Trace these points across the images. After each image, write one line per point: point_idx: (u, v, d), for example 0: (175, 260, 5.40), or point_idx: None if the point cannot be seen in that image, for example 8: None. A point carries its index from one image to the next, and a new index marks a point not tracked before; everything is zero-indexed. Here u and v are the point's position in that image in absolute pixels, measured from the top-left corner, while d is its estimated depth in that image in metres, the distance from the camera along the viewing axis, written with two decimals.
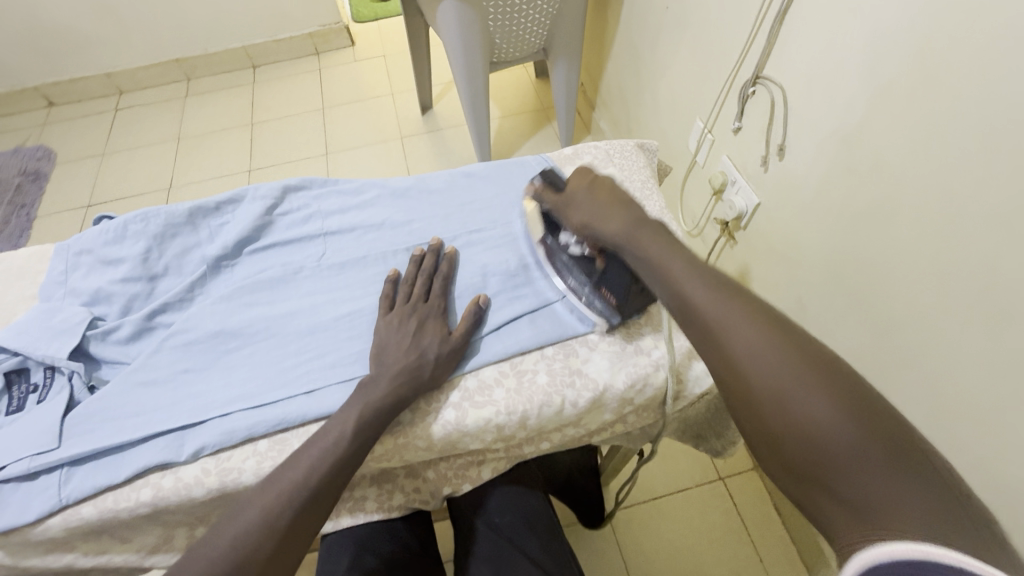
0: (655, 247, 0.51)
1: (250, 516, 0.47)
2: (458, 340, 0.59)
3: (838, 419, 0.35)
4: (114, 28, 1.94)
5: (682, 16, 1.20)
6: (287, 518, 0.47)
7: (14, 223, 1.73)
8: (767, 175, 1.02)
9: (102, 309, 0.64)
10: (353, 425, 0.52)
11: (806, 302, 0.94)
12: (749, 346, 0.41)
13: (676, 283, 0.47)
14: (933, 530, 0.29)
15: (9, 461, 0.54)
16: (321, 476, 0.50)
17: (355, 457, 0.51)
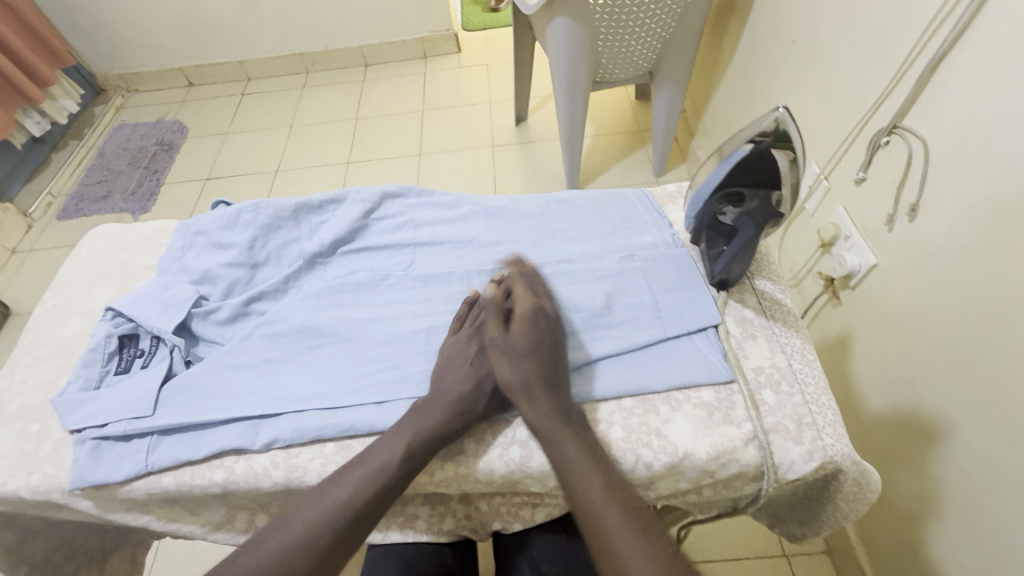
0: (556, 426, 0.52)
1: (299, 525, 0.48)
2: (518, 376, 0.58)
3: None
4: (253, 21, 2.13)
5: (811, 51, 1.11)
6: (332, 532, 0.48)
7: (145, 187, 1.94)
8: (891, 236, 0.90)
9: (208, 289, 0.68)
10: (402, 453, 0.51)
11: (920, 385, 0.83)
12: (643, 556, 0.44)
13: (578, 476, 0.49)
14: None
15: (110, 420, 0.58)
16: (366, 499, 0.49)
17: (404, 476, 0.51)
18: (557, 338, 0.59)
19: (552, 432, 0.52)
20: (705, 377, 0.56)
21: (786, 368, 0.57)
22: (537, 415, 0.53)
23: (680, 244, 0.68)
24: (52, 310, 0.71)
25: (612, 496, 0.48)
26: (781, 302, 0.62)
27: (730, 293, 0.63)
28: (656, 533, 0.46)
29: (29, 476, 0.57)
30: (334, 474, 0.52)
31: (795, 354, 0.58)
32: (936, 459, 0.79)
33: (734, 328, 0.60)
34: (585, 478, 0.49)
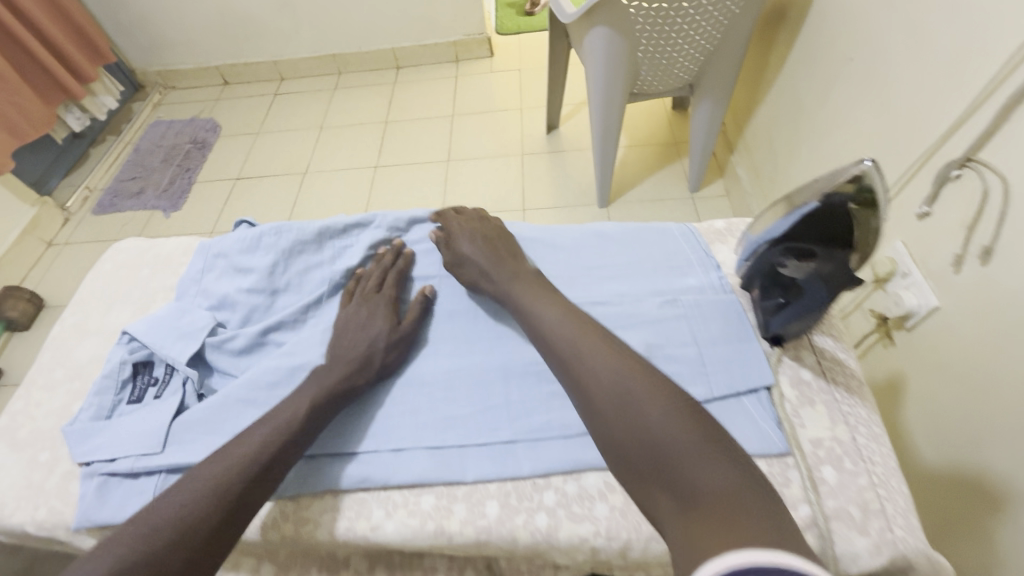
0: (522, 287, 0.60)
1: (199, 487, 0.46)
2: (405, 330, 0.61)
3: (659, 419, 0.43)
4: (288, 22, 2.13)
5: (870, 71, 1.03)
6: (236, 490, 0.46)
7: (178, 184, 1.96)
8: (958, 278, 0.82)
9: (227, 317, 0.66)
10: (307, 407, 0.52)
11: (985, 447, 0.75)
12: (602, 370, 0.48)
13: (544, 323, 0.55)
14: (734, 526, 0.36)
15: (119, 455, 0.56)
16: (273, 451, 0.49)
17: (306, 436, 0.52)
18: (497, 228, 0.69)
19: (577, 353, 0.51)
20: (756, 447, 0.51)
21: (851, 443, 0.50)
22: (562, 345, 0.53)
23: (729, 289, 0.62)
24: (70, 328, 0.69)
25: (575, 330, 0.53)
26: (844, 363, 0.56)
27: (786, 348, 0.57)
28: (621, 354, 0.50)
29: (36, 509, 0.55)
30: (232, 439, 0.51)
31: (860, 426, 0.51)
32: (1001, 531, 0.72)
33: (790, 391, 0.54)
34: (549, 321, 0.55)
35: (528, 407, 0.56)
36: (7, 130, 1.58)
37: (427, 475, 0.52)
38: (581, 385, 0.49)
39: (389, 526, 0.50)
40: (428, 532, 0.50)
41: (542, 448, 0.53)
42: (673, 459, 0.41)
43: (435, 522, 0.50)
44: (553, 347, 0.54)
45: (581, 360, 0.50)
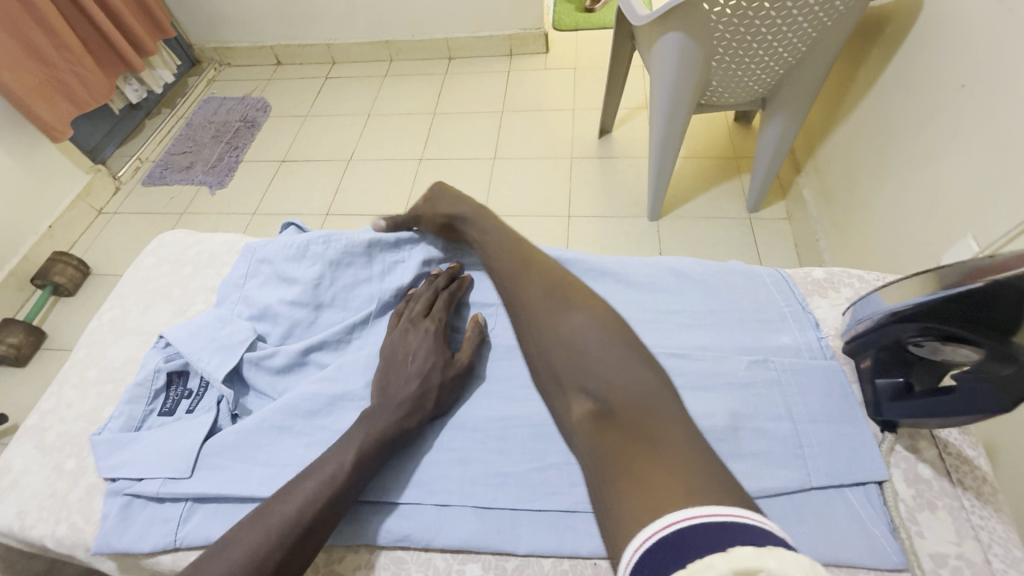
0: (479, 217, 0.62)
1: (240, 555, 0.41)
2: (460, 365, 0.56)
3: (582, 332, 0.46)
4: (344, 6, 2.10)
5: (986, 102, 0.91)
6: (281, 556, 0.42)
7: (224, 162, 1.96)
8: None
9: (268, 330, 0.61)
10: (352, 458, 0.47)
11: None
12: (534, 286, 0.51)
13: (490, 249, 0.59)
14: (647, 431, 0.39)
15: (144, 476, 0.52)
16: (318, 511, 0.44)
17: (354, 489, 0.47)
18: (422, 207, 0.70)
19: (562, 301, 0.49)
20: (866, 560, 0.43)
21: (983, 566, 0.42)
22: (543, 298, 0.50)
23: (830, 354, 0.54)
24: (108, 324, 0.66)
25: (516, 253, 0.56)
26: (973, 462, 0.47)
27: (901, 434, 0.49)
28: (551, 274, 0.52)
29: (56, 525, 0.51)
30: (272, 495, 0.46)
31: (995, 545, 0.43)
32: None
33: (904, 488, 0.46)
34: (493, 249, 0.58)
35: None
36: (68, 99, 1.60)
37: (474, 540, 0.46)
38: (559, 338, 0.46)
39: None
40: None
41: None
42: (646, 413, 0.40)
43: None
44: (529, 301, 0.51)
45: (566, 314, 0.48)
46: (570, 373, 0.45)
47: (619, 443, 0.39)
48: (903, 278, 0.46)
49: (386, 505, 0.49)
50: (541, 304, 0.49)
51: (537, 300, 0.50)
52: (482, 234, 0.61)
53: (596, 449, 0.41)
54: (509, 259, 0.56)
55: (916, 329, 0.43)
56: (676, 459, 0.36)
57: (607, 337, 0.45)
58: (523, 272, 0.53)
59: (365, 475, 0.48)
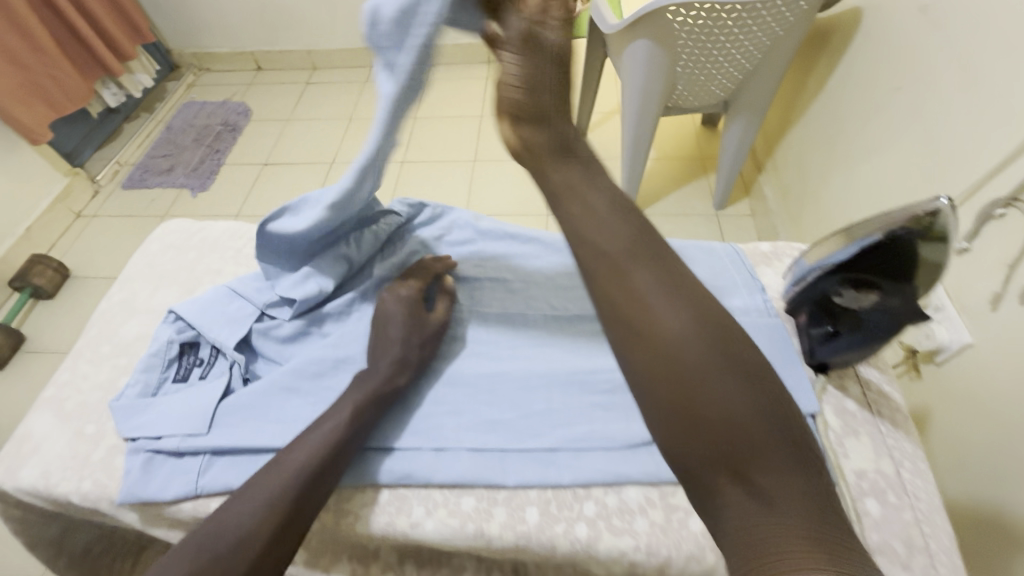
0: (589, 204, 0.48)
1: (254, 500, 0.47)
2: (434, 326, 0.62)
3: (742, 397, 0.38)
4: (325, 13, 2.15)
5: (917, 102, 1.03)
6: (291, 501, 0.47)
7: (207, 165, 1.98)
8: (994, 317, 0.82)
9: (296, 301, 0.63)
10: (348, 414, 0.53)
11: (1010, 487, 0.78)
12: (682, 324, 0.41)
13: (606, 252, 0.45)
14: (810, 539, 0.34)
15: (164, 434, 0.57)
16: (320, 459, 0.50)
17: (354, 442, 0.52)
18: None
19: (720, 356, 0.40)
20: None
21: (895, 477, 0.50)
22: (692, 342, 0.40)
23: (774, 313, 0.62)
24: (117, 305, 0.71)
25: (656, 274, 0.44)
26: (890, 397, 0.56)
27: (830, 377, 0.57)
28: (702, 312, 0.42)
29: (80, 482, 0.56)
30: (282, 450, 0.51)
31: (905, 461, 0.52)
32: None
33: (834, 420, 0.54)
34: (616, 255, 0.45)
35: (567, 416, 0.56)
36: (46, 103, 1.61)
37: (469, 476, 0.53)
38: (717, 402, 0.38)
39: (429, 525, 0.51)
40: (468, 533, 0.50)
41: (585, 458, 0.53)
42: (809, 519, 0.35)
43: (474, 524, 0.50)
44: (671, 342, 0.40)
45: (723, 374, 0.39)
46: (721, 447, 0.37)
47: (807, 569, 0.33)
48: (822, 241, 0.54)
49: (387, 452, 0.55)
50: (690, 352, 0.40)
51: (685, 342, 0.40)
52: (589, 218, 0.48)
53: (750, 546, 0.36)
54: (635, 274, 0.44)
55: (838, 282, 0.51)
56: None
57: (767, 409, 0.38)
58: (657, 296, 0.43)
59: (363, 429, 0.53)
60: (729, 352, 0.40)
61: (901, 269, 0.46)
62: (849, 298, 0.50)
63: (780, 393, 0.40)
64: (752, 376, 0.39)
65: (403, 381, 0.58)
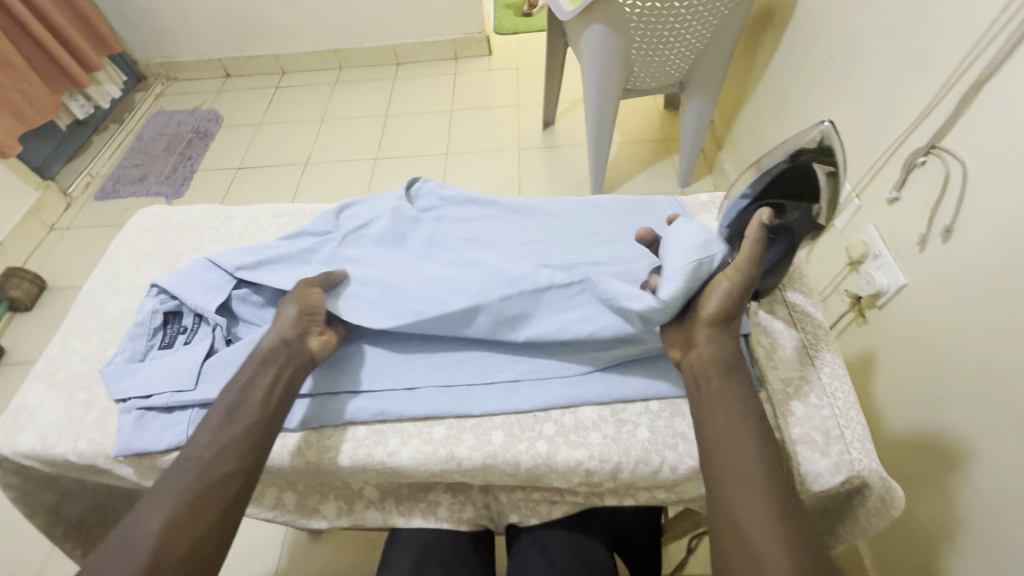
0: (718, 397, 0.51)
1: (235, 418, 0.52)
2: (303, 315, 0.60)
3: None
4: (292, 17, 2.18)
5: (849, 68, 1.11)
6: (269, 411, 0.53)
7: (179, 172, 1.99)
8: (922, 256, 0.90)
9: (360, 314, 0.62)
10: (290, 343, 0.57)
11: (943, 408, 0.83)
12: (778, 542, 0.41)
13: (719, 443, 0.48)
14: None
15: (154, 392, 0.61)
16: (281, 385, 0.55)
17: (314, 362, 0.59)
18: None
19: None
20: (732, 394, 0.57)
21: (815, 381, 0.57)
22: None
23: None
24: (101, 285, 0.74)
25: (765, 478, 0.45)
26: (812, 316, 0.63)
27: (762, 303, 0.64)
28: (806, 544, 0.42)
29: (76, 441, 0.60)
30: (244, 375, 0.55)
31: (825, 367, 0.59)
32: (955, 483, 0.80)
33: (763, 338, 0.61)
34: (728, 448, 0.47)
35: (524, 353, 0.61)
36: (14, 116, 1.62)
37: (438, 409, 0.58)
38: None
39: (405, 453, 0.56)
40: (440, 457, 0.56)
41: (544, 385, 0.59)
42: None
43: (446, 449, 0.56)
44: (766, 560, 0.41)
45: None
46: None
47: None
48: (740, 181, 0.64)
49: (361, 394, 0.59)
50: None
51: None
52: (725, 412, 0.50)
53: None
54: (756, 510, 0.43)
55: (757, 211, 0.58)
56: None
57: None
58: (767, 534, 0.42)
59: (297, 358, 0.57)
60: None
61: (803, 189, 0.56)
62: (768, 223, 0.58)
63: None
64: None
65: (309, 326, 0.60)
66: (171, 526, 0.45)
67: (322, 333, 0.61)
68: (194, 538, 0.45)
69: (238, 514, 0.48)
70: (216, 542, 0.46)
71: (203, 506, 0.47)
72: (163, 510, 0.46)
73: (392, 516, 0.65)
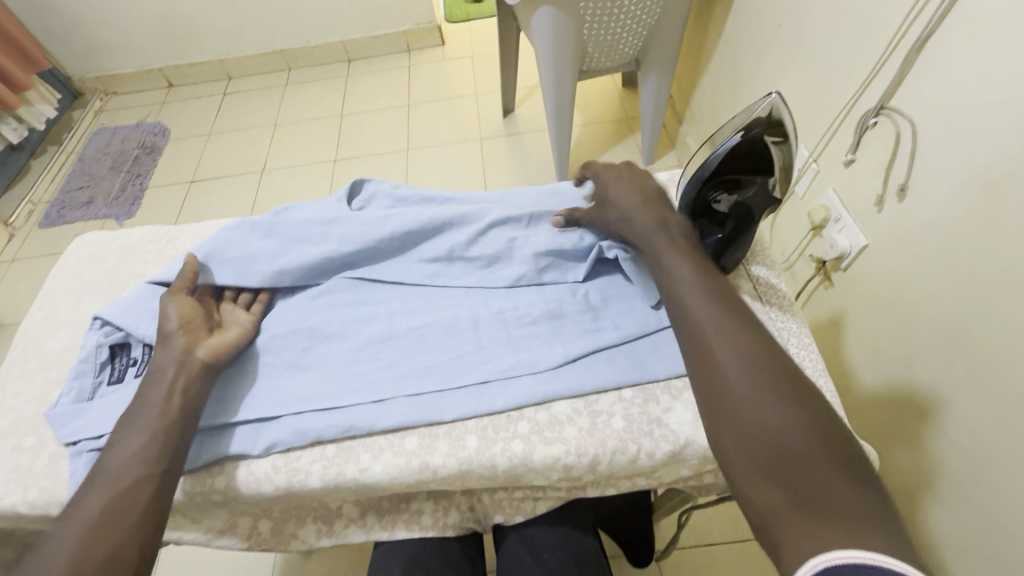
0: (654, 228, 0.57)
1: (141, 426, 0.51)
2: (183, 315, 0.59)
3: (780, 414, 0.41)
4: (231, 19, 2.08)
5: (797, 33, 1.11)
6: (173, 417, 0.52)
7: (129, 192, 1.90)
8: (881, 217, 0.91)
9: (331, 277, 0.67)
10: (177, 352, 0.56)
11: (915, 364, 0.84)
12: (724, 339, 0.47)
13: (669, 274, 0.53)
14: (853, 519, 0.35)
15: (105, 432, 0.57)
16: (184, 390, 0.54)
17: (213, 370, 0.57)
18: None
19: (759, 375, 0.44)
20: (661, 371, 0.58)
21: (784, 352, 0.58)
22: (808, 441, 0.40)
23: None
24: (41, 321, 0.70)
25: (705, 294, 0.50)
26: (776, 287, 0.64)
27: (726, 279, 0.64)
28: (749, 336, 0.47)
29: (26, 491, 0.56)
30: (138, 395, 0.53)
31: (792, 338, 0.60)
32: (932, 435, 0.81)
33: None
34: (677, 275, 0.52)
35: (507, 253, 0.66)
36: None
37: (409, 419, 0.56)
38: (740, 403, 0.43)
39: (377, 467, 0.54)
40: (414, 468, 0.54)
41: (515, 383, 0.58)
42: (834, 508, 0.36)
43: (420, 459, 0.54)
44: (722, 364, 0.45)
45: (758, 392, 0.43)
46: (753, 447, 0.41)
47: (810, 531, 0.36)
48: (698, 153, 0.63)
49: (327, 413, 0.57)
50: (747, 383, 0.44)
51: (736, 374, 0.44)
52: (664, 249, 0.55)
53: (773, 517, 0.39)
54: (749, 361, 0.45)
55: (713, 188, 0.58)
56: (846, 533, 0.35)
57: (809, 424, 0.41)
58: (757, 383, 0.43)
59: (188, 368, 0.55)
60: (765, 370, 0.44)
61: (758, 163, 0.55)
62: (726, 202, 0.58)
63: (830, 415, 0.42)
64: (786, 386, 0.43)
65: (196, 333, 0.59)
66: (83, 545, 0.43)
67: (213, 334, 0.60)
68: (113, 546, 0.44)
69: (159, 519, 0.47)
70: (140, 548, 0.45)
71: (116, 518, 0.45)
72: (76, 524, 0.45)
73: (374, 531, 0.63)
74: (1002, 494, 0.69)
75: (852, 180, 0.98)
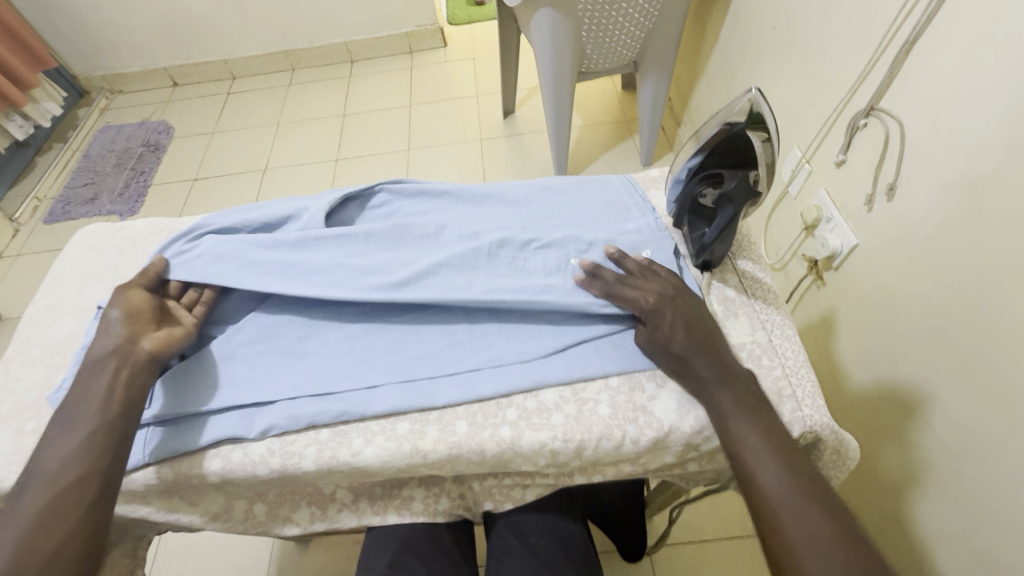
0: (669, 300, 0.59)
1: (81, 424, 0.51)
2: (132, 309, 0.60)
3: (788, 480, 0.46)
4: (236, 19, 2.11)
5: (792, 36, 1.12)
6: (116, 412, 0.53)
7: (132, 189, 1.92)
8: (871, 216, 0.92)
9: (278, 276, 0.64)
10: (118, 345, 0.56)
11: (899, 359, 0.86)
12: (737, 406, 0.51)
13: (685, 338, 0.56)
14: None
15: None
16: (127, 385, 0.55)
17: (158, 362, 0.58)
18: None
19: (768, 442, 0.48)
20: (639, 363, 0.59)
21: (767, 343, 0.60)
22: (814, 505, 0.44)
23: (664, 229, 0.70)
24: (43, 309, 0.72)
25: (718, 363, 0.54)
26: (762, 281, 0.66)
27: (713, 273, 0.66)
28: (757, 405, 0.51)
29: None
30: (79, 389, 0.54)
31: (775, 330, 0.61)
32: (917, 431, 0.82)
33: (717, 307, 0.63)
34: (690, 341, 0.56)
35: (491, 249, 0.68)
36: None
37: (401, 404, 0.58)
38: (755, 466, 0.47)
39: (369, 451, 0.56)
40: (405, 452, 0.55)
41: (504, 371, 0.59)
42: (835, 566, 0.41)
43: (410, 444, 0.56)
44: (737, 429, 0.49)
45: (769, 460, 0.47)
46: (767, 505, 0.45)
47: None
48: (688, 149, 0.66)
49: (321, 399, 0.59)
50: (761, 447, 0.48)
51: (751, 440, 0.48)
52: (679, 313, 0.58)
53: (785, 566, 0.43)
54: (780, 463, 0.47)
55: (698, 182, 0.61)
56: None
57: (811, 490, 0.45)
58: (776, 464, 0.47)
59: (131, 361, 0.56)
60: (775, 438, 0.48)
61: (739, 158, 0.58)
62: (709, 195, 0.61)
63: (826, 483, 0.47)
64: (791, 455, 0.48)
65: (142, 327, 0.59)
66: (24, 541, 0.45)
67: (160, 327, 0.60)
68: (56, 542, 0.45)
69: (103, 515, 0.48)
70: (83, 538, 0.47)
71: (61, 511, 0.47)
72: (15, 521, 0.46)
73: (367, 516, 0.64)
74: (983, 488, 0.71)
75: (842, 180, 0.99)
